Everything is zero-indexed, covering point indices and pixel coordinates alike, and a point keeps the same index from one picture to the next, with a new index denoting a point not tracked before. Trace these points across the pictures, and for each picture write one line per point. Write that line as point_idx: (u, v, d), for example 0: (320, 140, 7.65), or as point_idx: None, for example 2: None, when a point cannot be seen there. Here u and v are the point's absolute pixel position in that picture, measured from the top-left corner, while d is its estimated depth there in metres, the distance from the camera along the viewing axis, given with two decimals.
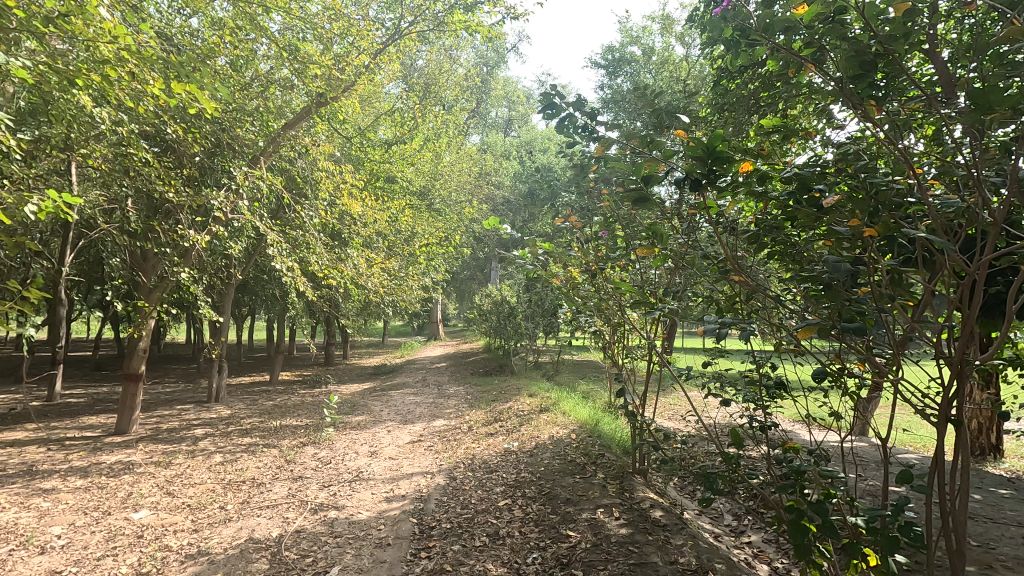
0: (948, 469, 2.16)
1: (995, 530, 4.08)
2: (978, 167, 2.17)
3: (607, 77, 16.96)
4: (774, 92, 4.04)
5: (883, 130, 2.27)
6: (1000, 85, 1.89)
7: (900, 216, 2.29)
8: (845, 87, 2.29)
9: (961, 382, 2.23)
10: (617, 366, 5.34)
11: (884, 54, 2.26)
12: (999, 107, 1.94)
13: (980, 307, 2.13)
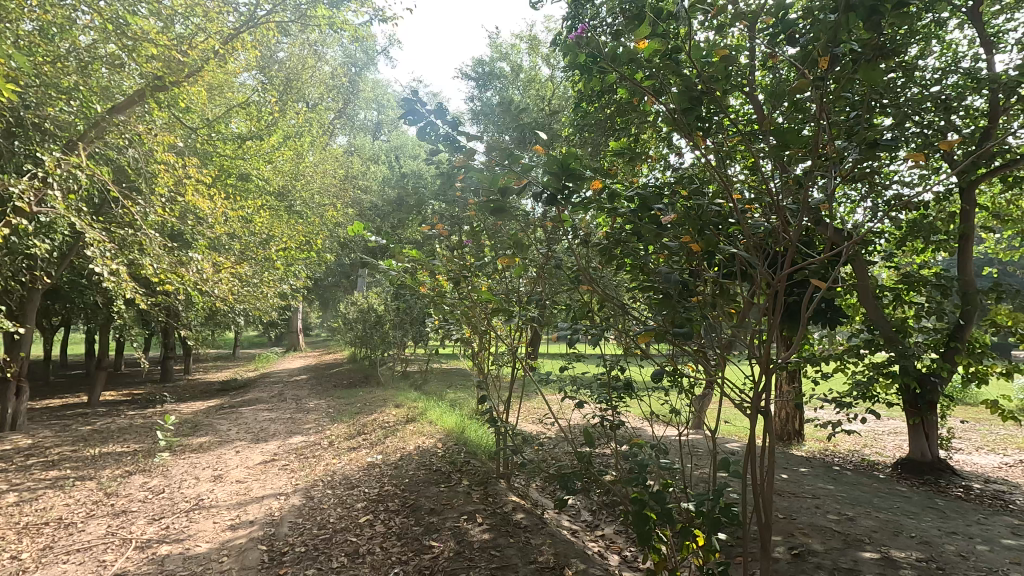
0: (759, 454, 2.50)
1: (796, 503, 4.82)
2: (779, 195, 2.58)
3: (478, 90, 17.29)
4: (625, 119, 4.44)
5: (710, 160, 2.60)
6: (789, 129, 2.29)
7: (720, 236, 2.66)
8: (677, 118, 2.59)
9: (768, 378, 2.60)
10: (483, 373, 5.43)
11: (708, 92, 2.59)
12: (790, 145, 2.34)
13: (781, 315, 2.50)
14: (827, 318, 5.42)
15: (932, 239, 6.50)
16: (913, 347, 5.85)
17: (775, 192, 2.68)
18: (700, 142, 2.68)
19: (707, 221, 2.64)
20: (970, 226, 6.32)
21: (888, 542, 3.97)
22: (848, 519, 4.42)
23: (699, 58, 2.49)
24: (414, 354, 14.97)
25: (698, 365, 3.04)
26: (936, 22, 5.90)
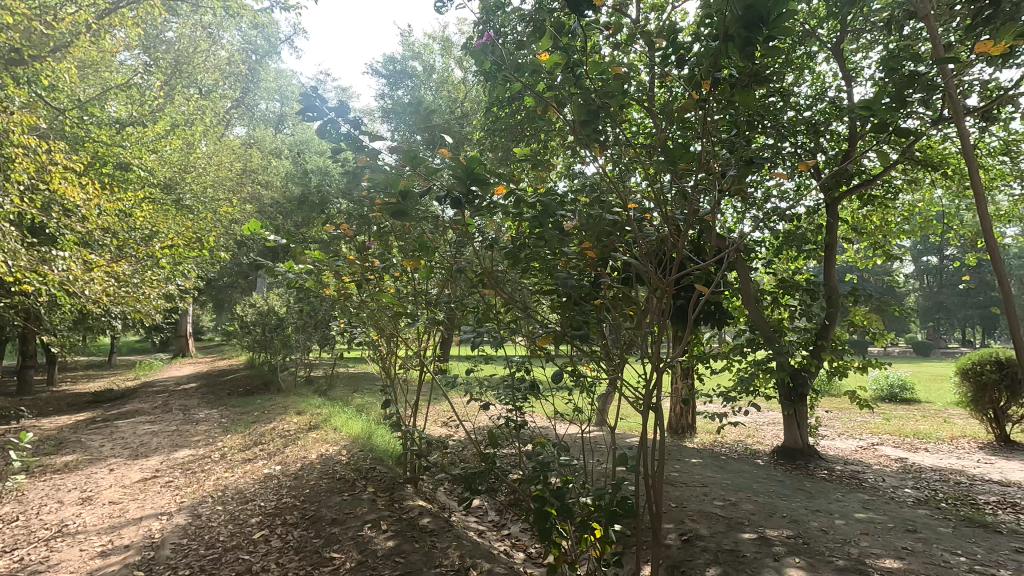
0: (650, 447, 2.69)
1: (686, 491, 5.17)
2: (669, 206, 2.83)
3: (389, 88, 16.97)
4: (533, 127, 4.58)
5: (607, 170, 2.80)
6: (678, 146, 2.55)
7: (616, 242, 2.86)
8: (577, 130, 2.74)
9: (660, 375, 2.80)
10: (390, 377, 5.33)
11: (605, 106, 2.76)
12: (679, 160, 2.60)
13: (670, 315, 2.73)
14: (715, 319, 5.88)
15: (803, 249, 7.27)
16: (788, 344, 6.48)
17: (664, 202, 2.93)
18: (597, 153, 2.85)
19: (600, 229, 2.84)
20: (834, 237, 7.15)
21: (764, 522, 4.38)
22: (731, 504, 4.82)
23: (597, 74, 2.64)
24: (318, 358, 14.33)
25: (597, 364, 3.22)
26: (806, 55, 6.61)
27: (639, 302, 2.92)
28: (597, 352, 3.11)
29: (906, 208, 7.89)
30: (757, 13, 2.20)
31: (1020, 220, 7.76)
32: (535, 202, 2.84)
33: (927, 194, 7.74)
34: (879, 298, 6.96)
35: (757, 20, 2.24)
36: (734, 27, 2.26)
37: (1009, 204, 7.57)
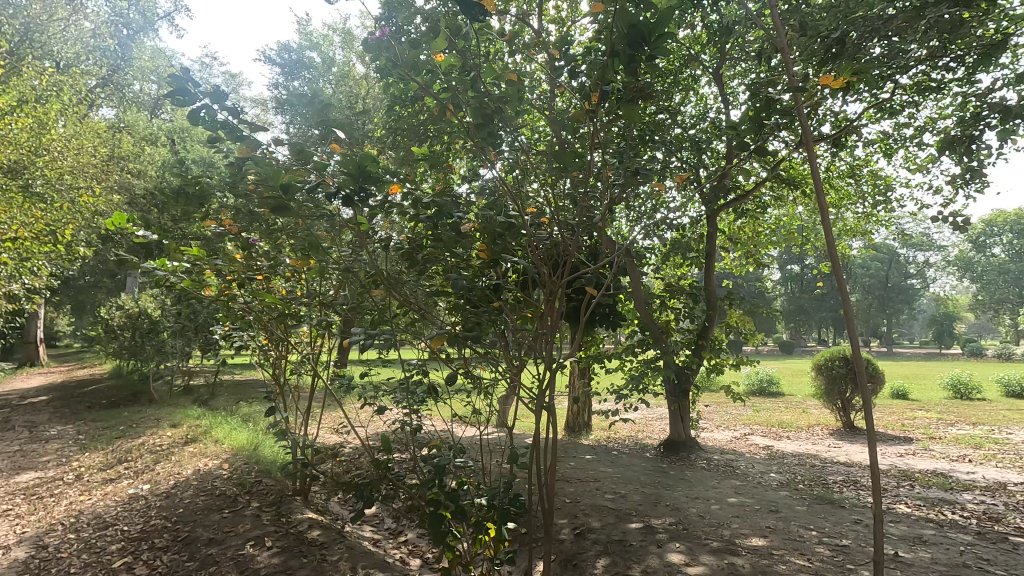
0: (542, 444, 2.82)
1: (580, 487, 5.38)
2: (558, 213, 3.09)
3: (284, 78, 16.03)
4: (434, 127, 4.55)
5: (501, 176, 2.97)
6: (569, 154, 2.81)
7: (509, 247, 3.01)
8: (472, 134, 2.84)
9: (551, 372, 3.02)
10: (280, 383, 5.03)
11: (500, 110, 2.86)
12: (569, 166, 2.86)
13: (561, 314, 3.01)
14: (609, 322, 6.20)
15: (688, 256, 7.87)
16: (673, 344, 6.97)
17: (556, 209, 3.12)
18: (491, 157, 2.95)
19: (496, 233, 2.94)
20: (713, 246, 7.79)
21: (649, 512, 4.67)
22: (621, 497, 5.08)
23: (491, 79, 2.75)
24: (199, 365, 13.16)
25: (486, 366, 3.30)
26: (691, 77, 7.17)
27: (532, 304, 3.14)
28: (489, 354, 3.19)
29: (774, 221, 8.78)
30: (639, 32, 2.41)
31: (862, 234, 8.94)
32: (430, 203, 2.87)
33: (791, 209, 8.65)
34: (751, 301, 7.71)
35: (640, 39, 2.45)
36: (620, 43, 2.45)
37: (854, 220, 8.70)
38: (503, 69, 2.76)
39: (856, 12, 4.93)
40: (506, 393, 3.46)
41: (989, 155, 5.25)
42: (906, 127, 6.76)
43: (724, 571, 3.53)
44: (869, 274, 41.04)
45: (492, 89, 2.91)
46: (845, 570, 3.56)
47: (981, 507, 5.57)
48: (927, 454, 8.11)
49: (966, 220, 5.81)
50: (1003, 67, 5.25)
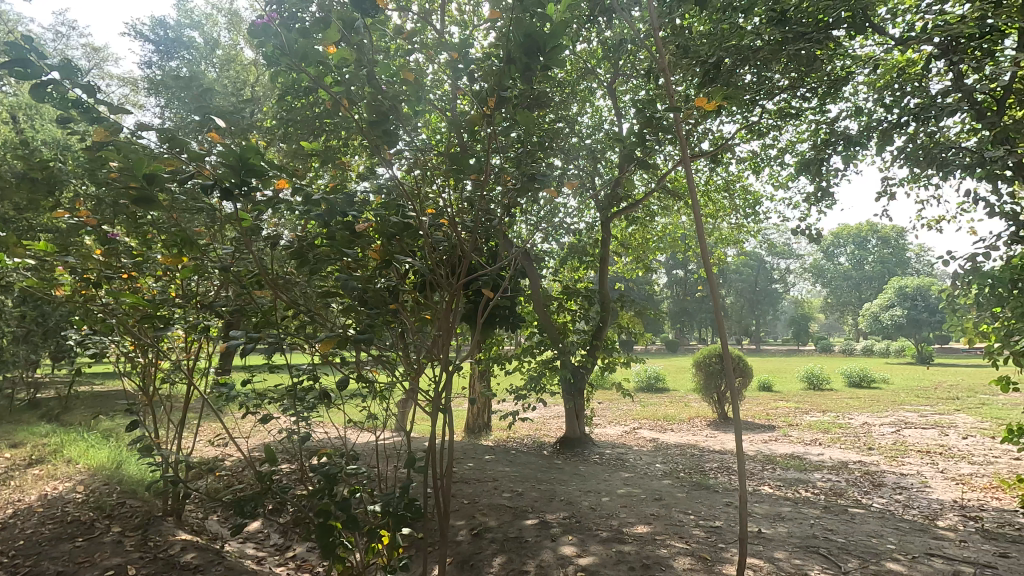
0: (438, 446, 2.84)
1: (478, 487, 5.41)
2: (456, 216, 3.14)
3: (158, 55, 14.52)
4: (329, 122, 4.37)
5: (397, 176, 2.95)
6: (466, 156, 2.87)
7: (406, 248, 3.01)
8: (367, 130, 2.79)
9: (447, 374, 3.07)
10: (149, 393, 4.56)
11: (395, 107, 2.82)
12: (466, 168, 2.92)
13: (457, 317, 3.08)
14: (508, 323, 6.30)
15: (584, 259, 8.20)
16: (569, 344, 7.26)
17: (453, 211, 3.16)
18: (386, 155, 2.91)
19: (392, 235, 2.93)
20: (607, 250, 8.16)
21: (545, 507, 4.81)
22: (518, 494, 5.19)
23: (387, 76, 2.77)
24: (47, 375, 11.52)
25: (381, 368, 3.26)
26: (587, 89, 7.50)
27: (428, 306, 3.16)
28: (384, 356, 3.16)
29: (661, 229, 9.37)
30: (535, 41, 2.62)
31: (735, 243, 9.88)
32: (320, 201, 2.81)
33: (676, 218, 9.27)
34: (640, 303, 8.22)
35: (536, 48, 2.65)
36: (517, 50, 2.64)
37: (729, 230, 9.55)
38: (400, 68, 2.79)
39: (729, 41, 5.45)
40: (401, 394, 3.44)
41: (835, 176, 6.03)
42: (771, 148, 7.56)
43: (612, 559, 3.73)
44: (742, 278, 45.36)
45: (386, 86, 2.92)
46: (717, 549, 3.90)
47: (828, 484, 6.36)
48: (787, 440, 9.12)
49: (818, 232, 6.61)
50: (846, 100, 6.04)
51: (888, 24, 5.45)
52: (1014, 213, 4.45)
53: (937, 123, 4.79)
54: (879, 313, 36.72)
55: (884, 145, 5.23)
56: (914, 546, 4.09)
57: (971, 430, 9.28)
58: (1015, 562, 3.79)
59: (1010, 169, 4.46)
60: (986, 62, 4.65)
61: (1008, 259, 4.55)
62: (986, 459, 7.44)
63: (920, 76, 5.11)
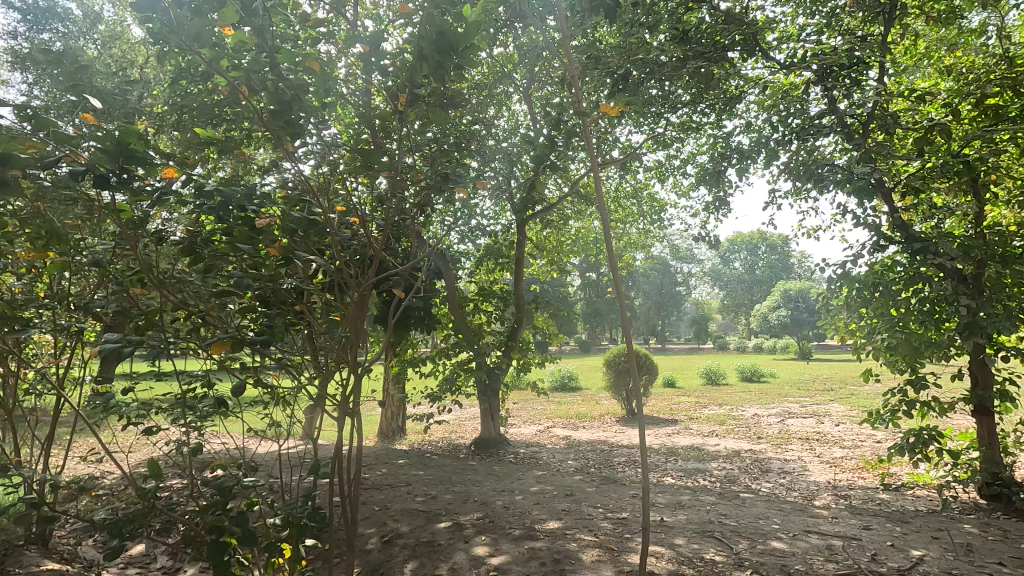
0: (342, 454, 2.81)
1: (390, 493, 5.29)
2: (366, 216, 3.07)
3: (24, 25, 12.85)
4: (228, 109, 4.09)
5: (300, 170, 2.84)
6: (374, 152, 2.84)
7: (308, 247, 2.89)
8: (267, 120, 2.67)
9: (353, 377, 3.00)
10: (7, 406, 4.01)
11: (298, 98, 2.73)
12: (374, 165, 2.88)
13: (363, 320, 3.01)
14: (422, 325, 6.21)
15: (499, 261, 8.26)
16: (484, 345, 7.34)
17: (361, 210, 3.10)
18: (288, 147, 2.80)
19: (296, 231, 2.82)
20: (522, 253, 8.24)
21: (458, 509, 4.78)
22: (431, 498, 5.12)
23: (290, 63, 2.68)
24: None
25: (278, 373, 3.10)
26: (504, 93, 7.57)
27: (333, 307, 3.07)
28: (284, 360, 3.02)
29: (575, 232, 9.64)
30: (447, 40, 2.64)
31: (642, 247, 10.39)
32: (213, 192, 2.64)
33: (589, 222, 9.56)
34: (554, 305, 8.41)
35: (448, 46, 2.67)
36: (430, 48, 2.64)
37: (637, 235, 10.02)
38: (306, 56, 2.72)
39: (636, 55, 5.72)
40: (303, 400, 3.30)
41: (730, 187, 6.51)
42: (675, 158, 8.03)
43: (525, 556, 3.78)
44: (649, 281, 47.83)
45: (290, 73, 2.81)
46: (623, 539, 4.06)
47: (723, 473, 6.85)
48: (688, 432, 9.71)
49: (716, 239, 7.10)
50: (740, 117, 6.54)
51: (774, 50, 5.98)
52: (875, 225, 5.03)
53: (814, 142, 5.31)
54: (768, 314, 40.16)
55: (771, 160, 5.72)
56: (794, 525, 4.50)
57: (843, 418, 10.38)
58: (874, 533, 4.28)
59: (873, 186, 5.03)
60: (854, 90, 5.22)
61: (872, 266, 5.18)
62: (854, 443, 8.35)
63: (801, 98, 5.65)
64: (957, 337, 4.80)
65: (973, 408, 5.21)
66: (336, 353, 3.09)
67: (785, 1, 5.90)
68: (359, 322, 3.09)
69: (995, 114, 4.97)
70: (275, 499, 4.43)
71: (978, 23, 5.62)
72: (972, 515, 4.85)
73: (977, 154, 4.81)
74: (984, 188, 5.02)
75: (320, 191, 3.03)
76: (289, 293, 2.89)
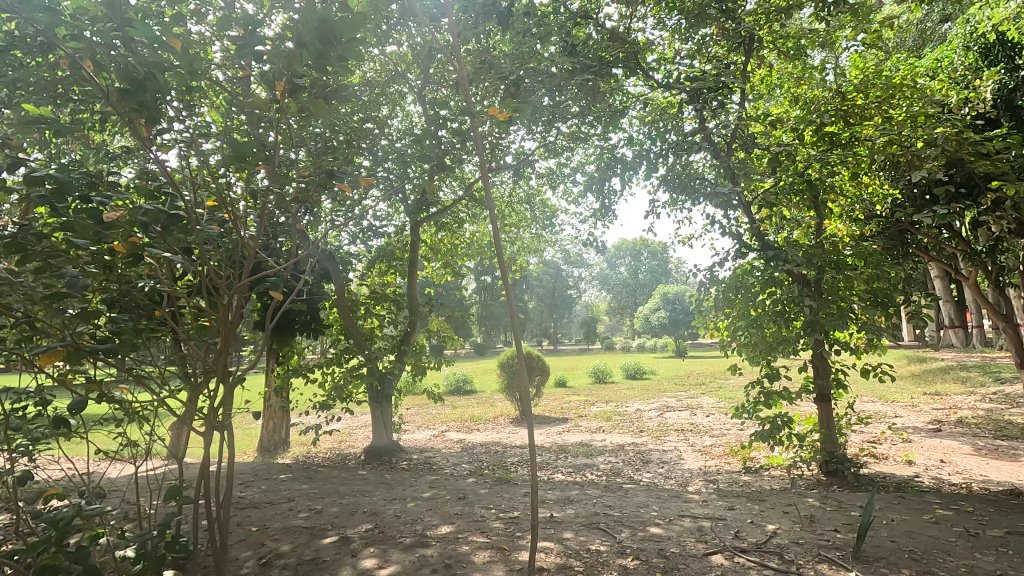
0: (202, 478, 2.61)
1: (270, 510, 4.92)
2: (238, 213, 2.85)
3: None
4: (69, 85, 3.56)
5: (156, 158, 2.59)
6: (246, 143, 2.63)
7: (168, 244, 2.63)
8: (115, 100, 2.43)
9: (221, 387, 2.79)
10: None
11: (151, 81, 2.52)
12: (248, 157, 2.67)
13: (234, 324, 2.80)
14: (308, 330, 5.89)
15: (392, 263, 8.04)
16: (375, 351, 7.11)
17: (232, 206, 2.88)
18: (144, 133, 2.57)
19: (152, 225, 2.57)
20: (416, 255, 8.09)
21: (345, 522, 4.57)
22: (315, 513, 4.84)
23: (144, 39, 2.45)
24: None
25: (129, 385, 2.79)
26: (398, 93, 7.39)
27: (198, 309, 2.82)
28: (136, 371, 2.72)
29: (469, 236, 9.64)
30: (330, 27, 2.55)
31: (536, 252, 10.66)
32: (46, 177, 2.33)
33: (483, 226, 9.62)
34: (449, 308, 8.34)
35: (330, 36, 2.58)
36: (310, 35, 2.54)
37: (530, 239, 10.24)
38: (164, 33, 2.50)
39: (527, 62, 5.87)
40: (160, 414, 3.00)
41: (615, 196, 6.87)
42: (565, 166, 8.34)
43: (414, 565, 3.69)
44: (542, 284, 49.34)
45: (147, 51, 2.59)
46: (514, 538, 4.12)
47: (609, 466, 7.21)
48: (577, 430, 10.11)
49: (602, 244, 7.45)
50: (624, 130, 6.94)
51: (653, 70, 6.42)
52: (738, 234, 5.58)
53: (688, 157, 5.78)
54: (649, 316, 43.15)
55: (651, 172, 6.13)
56: (670, 511, 4.84)
57: (712, 410, 11.37)
58: (737, 512, 4.73)
59: (735, 199, 5.56)
60: (720, 112, 5.75)
61: (734, 270, 5.66)
62: (721, 432, 9.20)
63: (676, 116, 6.12)
64: (803, 333, 5.47)
65: (815, 396, 5.96)
66: (203, 363, 2.84)
67: (663, 26, 6.35)
68: (231, 329, 2.88)
69: (831, 140, 5.77)
70: (131, 529, 3.94)
71: (819, 61, 6.46)
72: (815, 489, 5.53)
73: (816, 174, 5.55)
74: (823, 204, 5.78)
75: (185, 185, 2.79)
76: (142, 295, 2.62)
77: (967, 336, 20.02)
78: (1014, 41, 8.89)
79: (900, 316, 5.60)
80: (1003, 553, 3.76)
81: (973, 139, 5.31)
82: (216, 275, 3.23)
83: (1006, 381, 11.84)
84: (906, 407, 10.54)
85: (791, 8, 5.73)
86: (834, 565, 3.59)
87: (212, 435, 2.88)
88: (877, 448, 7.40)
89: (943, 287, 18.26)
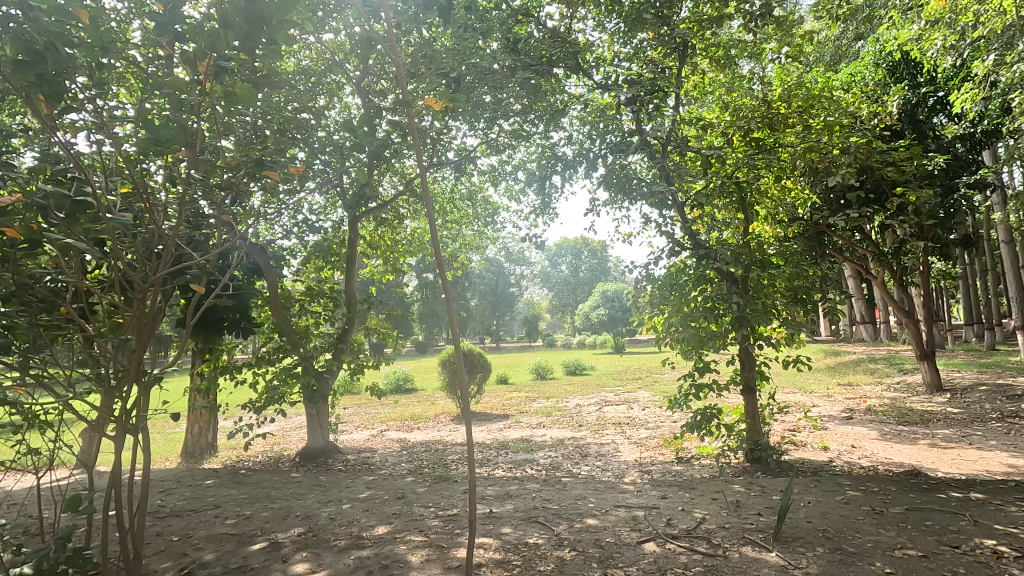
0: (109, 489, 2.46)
1: (193, 519, 4.64)
2: (155, 200, 2.67)
3: None
4: None
5: (57, 137, 2.39)
6: (166, 124, 2.45)
7: (67, 231, 2.41)
8: (11, 74, 2.25)
9: (133, 384, 2.60)
10: None
11: (55, 53, 2.34)
12: (168, 141, 2.49)
13: (146, 316, 2.60)
14: (237, 329, 5.63)
15: (329, 260, 7.76)
16: (307, 348, 6.84)
17: (149, 193, 2.68)
18: (44, 109, 2.37)
19: (55, 211, 2.37)
20: (354, 251, 7.85)
21: (275, 527, 4.38)
22: (244, 519, 4.61)
23: (44, 6, 2.26)
24: None
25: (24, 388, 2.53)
26: (335, 84, 7.11)
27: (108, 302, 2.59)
28: (33, 372, 2.48)
29: (410, 232, 9.46)
30: (258, 10, 2.39)
31: (479, 250, 10.59)
32: None
33: (424, 222, 9.45)
34: (389, 305, 8.12)
35: (258, 18, 2.43)
36: (236, 16, 2.39)
37: (471, 236, 10.17)
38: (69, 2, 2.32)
39: (469, 57, 5.83)
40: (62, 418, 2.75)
41: (555, 194, 6.90)
42: (506, 164, 8.33)
43: (349, 567, 3.59)
44: (485, 283, 49.28)
45: (51, 22, 2.40)
46: (452, 536, 4.09)
47: (548, 461, 7.31)
48: (518, 427, 10.17)
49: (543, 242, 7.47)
50: (564, 129, 6.98)
51: (592, 71, 6.51)
52: (671, 233, 5.78)
53: (625, 157, 5.86)
54: (589, 315, 44.17)
55: (591, 172, 6.22)
56: (607, 502, 4.96)
57: (647, 404, 11.73)
58: (669, 501, 4.92)
59: (669, 199, 5.71)
60: (655, 115, 5.91)
61: (668, 268, 5.87)
62: (655, 425, 9.51)
63: (614, 118, 6.22)
64: (732, 328, 5.71)
65: (742, 388, 6.24)
66: (115, 364, 2.63)
67: (602, 28, 6.47)
68: (147, 327, 2.69)
69: (757, 144, 6.02)
70: (28, 547, 3.62)
71: (747, 70, 6.75)
72: (742, 476, 5.84)
73: (744, 177, 5.80)
74: (751, 206, 6.03)
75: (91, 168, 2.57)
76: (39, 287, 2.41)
77: (874, 331, 21.71)
78: (916, 60, 9.76)
79: (817, 312, 5.97)
80: (902, 527, 4.11)
81: (881, 148, 5.77)
82: (130, 269, 3.00)
83: (908, 371, 12.95)
84: (822, 397, 11.31)
85: (721, 17, 5.95)
86: (757, 547, 3.80)
87: (124, 440, 2.68)
88: (797, 436, 7.89)
89: (856, 286, 19.67)
